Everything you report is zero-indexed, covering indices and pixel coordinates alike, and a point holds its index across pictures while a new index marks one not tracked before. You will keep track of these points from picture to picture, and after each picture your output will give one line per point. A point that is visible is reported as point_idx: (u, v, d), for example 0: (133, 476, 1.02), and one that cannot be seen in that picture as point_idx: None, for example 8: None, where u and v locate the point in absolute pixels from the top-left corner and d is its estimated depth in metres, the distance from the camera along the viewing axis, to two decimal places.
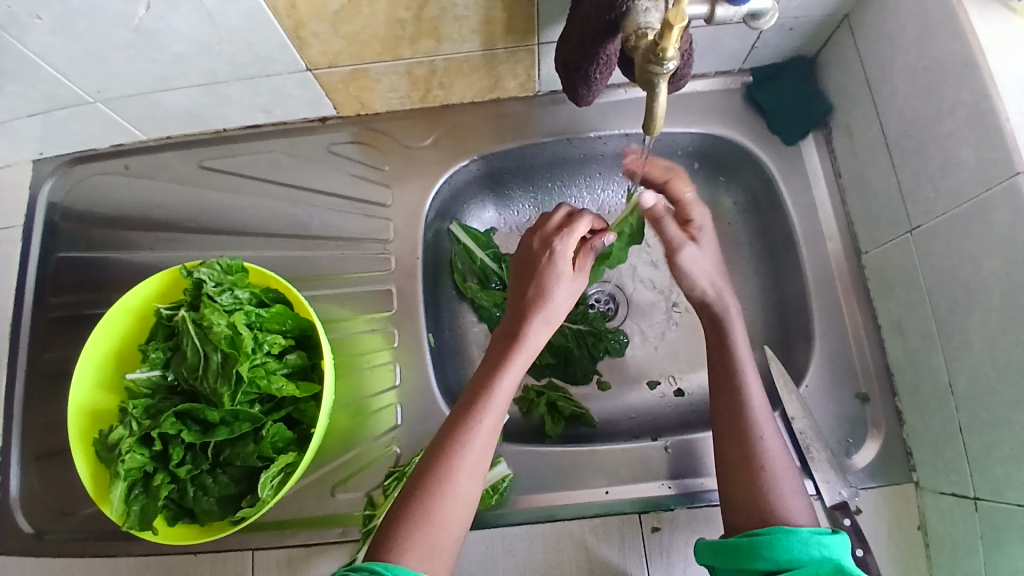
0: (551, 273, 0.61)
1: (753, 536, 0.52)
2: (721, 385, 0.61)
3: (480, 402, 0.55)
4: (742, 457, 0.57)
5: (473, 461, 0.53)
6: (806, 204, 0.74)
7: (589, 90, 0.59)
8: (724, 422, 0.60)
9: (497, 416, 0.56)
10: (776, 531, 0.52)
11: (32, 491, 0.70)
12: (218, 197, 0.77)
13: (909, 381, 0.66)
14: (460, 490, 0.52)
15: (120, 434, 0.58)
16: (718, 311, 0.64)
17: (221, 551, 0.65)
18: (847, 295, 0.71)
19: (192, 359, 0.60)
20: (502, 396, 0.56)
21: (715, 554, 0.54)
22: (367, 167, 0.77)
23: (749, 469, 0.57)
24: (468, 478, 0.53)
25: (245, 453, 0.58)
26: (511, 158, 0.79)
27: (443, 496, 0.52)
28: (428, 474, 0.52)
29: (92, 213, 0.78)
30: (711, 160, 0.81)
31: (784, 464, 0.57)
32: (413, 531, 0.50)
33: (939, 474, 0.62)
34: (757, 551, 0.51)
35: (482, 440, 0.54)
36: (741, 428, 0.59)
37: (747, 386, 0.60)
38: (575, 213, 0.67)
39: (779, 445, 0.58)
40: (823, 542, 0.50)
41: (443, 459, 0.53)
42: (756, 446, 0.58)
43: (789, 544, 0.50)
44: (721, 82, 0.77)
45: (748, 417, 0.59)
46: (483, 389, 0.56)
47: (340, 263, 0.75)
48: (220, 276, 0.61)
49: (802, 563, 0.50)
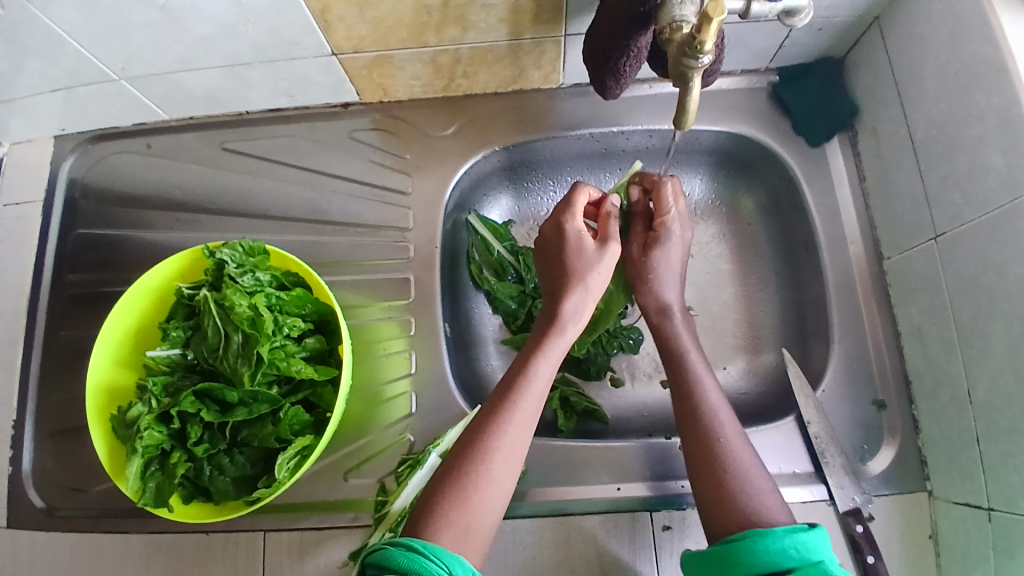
0: (584, 256, 0.63)
1: (731, 542, 0.50)
2: (675, 395, 0.61)
3: (518, 385, 0.56)
4: (703, 461, 0.56)
5: (510, 444, 0.53)
6: (829, 207, 0.73)
7: (616, 83, 0.58)
8: (687, 425, 0.58)
9: (533, 400, 0.55)
10: (753, 534, 0.49)
11: (46, 467, 0.71)
12: (238, 180, 0.78)
13: (927, 389, 0.65)
14: (496, 473, 0.51)
15: (139, 411, 0.59)
16: (662, 328, 0.66)
17: (234, 532, 0.65)
18: (867, 300, 0.71)
19: (213, 340, 0.60)
20: (540, 381, 0.57)
21: (698, 565, 0.51)
22: (387, 155, 0.77)
23: (714, 471, 0.55)
24: (503, 462, 0.52)
25: (263, 434, 0.58)
26: (533, 150, 0.78)
27: (478, 479, 0.51)
28: (465, 456, 0.52)
29: (112, 192, 0.79)
30: (735, 160, 0.80)
31: (747, 460, 0.55)
32: (448, 511, 0.49)
33: (954, 483, 0.61)
34: (736, 557, 0.48)
35: (518, 424, 0.53)
36: (703, 432, 0.57)
37: (701, 388, 0.60)
38: (575, 188, 0.67)
39: (742, 444, 0.57)
40: (799, 541, 0.48)
41: (480, 441, 0.52)
42: (717, 449, 0.56)
43: (765, 547, 0.48)
44: (746, 80, 0.77)
45: (704, 418, 0.58)
46: (520, 373, 0.57)
47: (358, 250, 0.75)
48: (242, 257, 0.62)
49: (780, 564, 0.47)
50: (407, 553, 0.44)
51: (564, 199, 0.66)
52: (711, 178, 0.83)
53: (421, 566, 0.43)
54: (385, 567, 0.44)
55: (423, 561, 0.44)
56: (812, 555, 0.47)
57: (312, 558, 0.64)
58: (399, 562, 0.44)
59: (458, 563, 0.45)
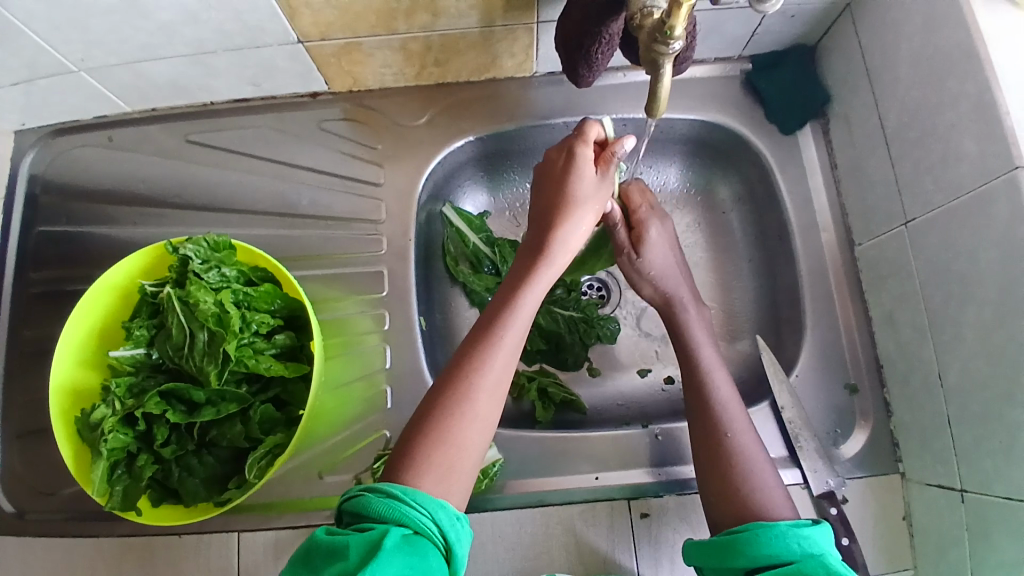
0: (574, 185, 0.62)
1: (734, 533, 0.50)
2: (684, 372, 0.62)
3: (502, 316, 0.55)
4: (709, 447, 0.57)
5: (493, 380, 0.52)
6: (802, 194, 0.74)
7: (589, 71, 0.57)
8: (693, 401, 0.60)
9: (517, 332, 0.55)
10: (756, 526, 0.49)
11: (13, 471, 0.69)
12: (205, 173, 0.75)
13: (898, 373, 0.66)
14: (479, 411, 0.51)
15: (103, 414, 0.57)
16: (676, 317, 0.67)
17: (206, 533, 0.64)
18: (840, 287, 0.71)
19: (178, 338, 0.59)
20: (525, 315, 0.56)
21: (699, 553, 0.52)
22: (358, 145, 0.76)
23: (719, 462, 0.55)
24: (487, 400, 0.51)
25: (232, 433, 0.58)
26: (508, 139, 0.77)
27: (462, 418, 0.50)
28: (447, 395, 0.51)
29: (75, 186, 0.76)
30: (709, 149, 0.80)
31: (755, 459, 0.56)
32: (429, 453, 0.48)
33: (926, 465, 0.63)
34: (738, 547, 0.49)
35: (502, 358, 0.53)
36: (713, 421, 0.58)
37: (711, 378, 0.61)
38: (587, 122, 0.64)
39: (750, 439, 0.57)
40: (801, 535, 0.48)
41: (462, 380, 0.51)
42: (723, 446, 0.56)
43: (766, 538, 0.48)
44: (720, 68, 0.77)
45: (709, 398, 0.59)
46: (505, 306, 0.56)
47: (331, 243, 0.73)
48: (207, 253, 0.60)
49: (783, 557, 0.47)
50: (386, 500, 0.44)
51: (578, 130, 0.63)
52: (686, 167, 0.83)
53: (402, 514, 0.43)
54: (363, 514, 0.44)
55: (404, 509, 0.44)
56: (813, 548, 0.47)
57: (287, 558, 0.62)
58: (379, 509, 0.43)
59: (440, 508, 0.45)
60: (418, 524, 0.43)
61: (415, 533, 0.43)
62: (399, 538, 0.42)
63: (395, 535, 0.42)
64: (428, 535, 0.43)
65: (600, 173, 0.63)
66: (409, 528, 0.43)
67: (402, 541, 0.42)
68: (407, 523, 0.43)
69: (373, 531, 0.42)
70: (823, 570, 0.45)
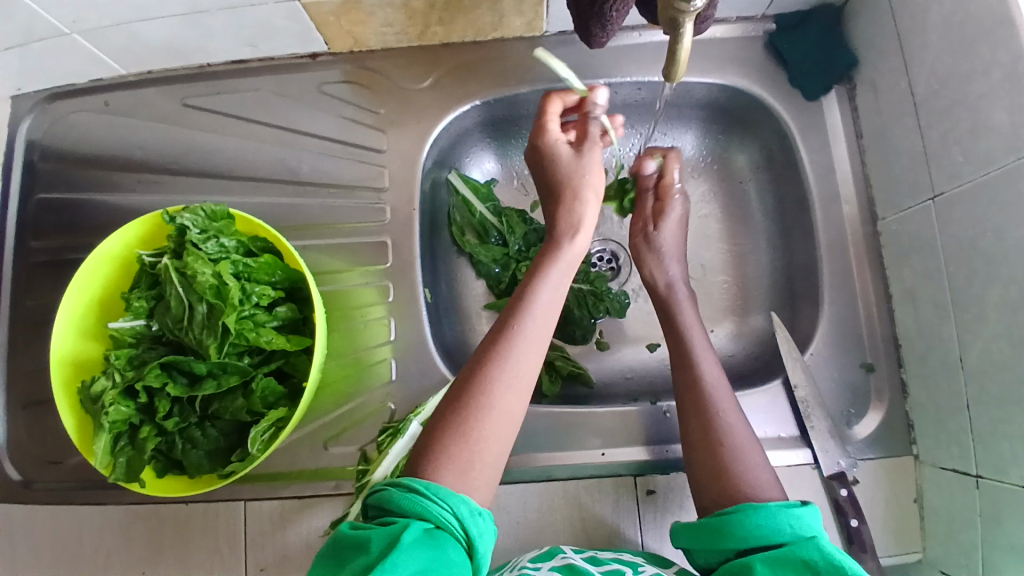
0: (567, 165, 0.60)
1: (723, 514, 0.49)
2: (676, 364, 0.59)
3: (520, 309, 0.52)
4: (701, 433, 0.54)
5: (513, 373, 0.49)
6: (824, 164, 0.70)
7: (603, 31, 0.52)
8: (685, 397, 0.57)
9: (538, 324, 0.52)
10: (746, 507, 0.48)
11: (19, 440, 0.69)
12: (203, 138, 0.73)
13: (916, 353, 0.64)
14: (500, 403, 0.48)
15: (103, 386, 0.57)
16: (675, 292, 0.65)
17: (213, 503, 0.64)
18: (859, 262, 0.69)
19: (177, 310, 0.58)
20: (543, 307, 0.53)
21: (687, 535, 0.50)
22: (360, 110, 0.73)
23: (709, 447, 0.53)
24: (508, 395, 0.49)
25: (234, 407, 0.57)
26: (517, 104, 0.74)
27: (481, 413, 0.48)
28: (467, 390, 0.49)
29: (72, 153, 0.74)
30: (727, 114, 0.77)
31: (745, 438, 0.54)
32: (450, 448, 0.46)
33: (941, 447, 0.61)
34: (727, 529, 0.47)
35: (522, 352, 0.50)
36: (701, 417, 0.55)
37: (698, 364, 0.58)
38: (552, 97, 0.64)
39: (737, 419, 0.55)
40: (792, 515, 0.47)
41: (482, 372, 0.49)
42: (711, 425, 0.54)
43: (756, 520, 0.47)
44: (741, 28, 0.72)
45: (702, 393, 0.56)
46: (524, 298, 0.53)
47: (333, 212, 0.71)
48: (205, 222, 0.58)
49: (773, 538, 0.46)
50: (409, 495, 0.43)
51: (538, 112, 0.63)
52: (703, 134, 0.79)
53: (424, 510, 0.43)
54: (387, 508, 0.43)
55: (426, 503, 0.43)
56: (804, 530, 0.46)
57: (293, 527, 0.63)
58: (401, 504, 0.43)
59: (462, 503, 0.44)
60: (439, 518, 0.43)
61: (436, 528, 0.42)
62: (420, 532, 0.41)
63: (416, 530, 0.41)
64: (449, 529, 0.43)
65: (578, 144, 0.62)
66: (430, 522, 0.42)
67: (423, 535, 0.41)
68: (429, 517, 0.42)
69: (394, 524, 0.42)
70: (819, 555, 0.44)
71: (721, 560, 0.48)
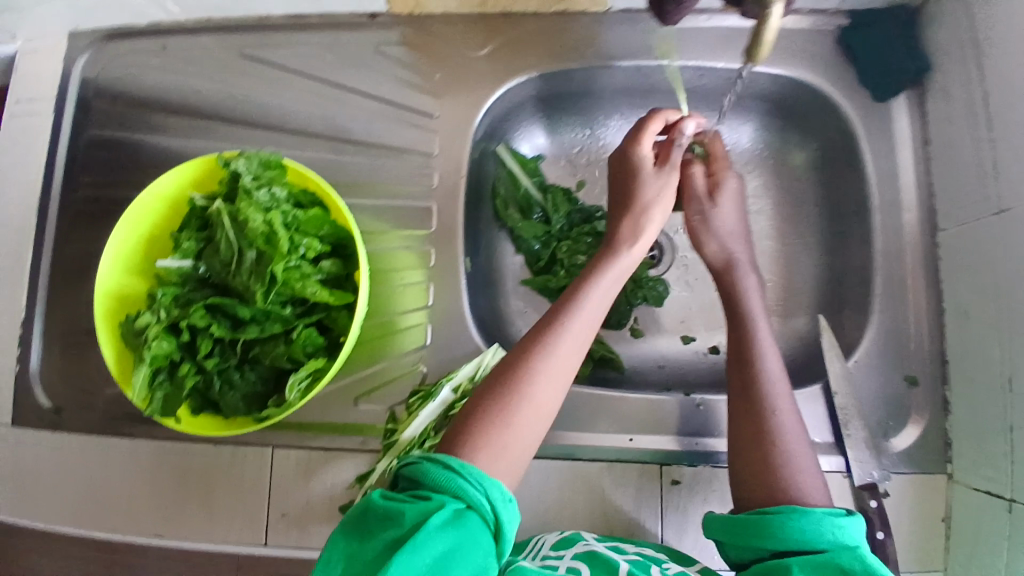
0: (639, 183, 0.61)
1: (764, 514, 0.47)
2: (735, 356, 0.57)
3: (569, 304, 0.53)
4: (751, 429, 0.53)
5: (553, 366, 0.49)
6: (886, 168, 0.68)
7: (676, 10, 0.52)
8: (738, 393, 0.55)
9: (587, 325, 0.52)
10: (789, 510, 0.47)
11: (53, 368, 0.71)
12: (256, 89, 0.73)
13: (964, 371, 0.62)
14: (537, 392, 0.48)
15: (148, 321, 0.58)
16: (734, 284, 0.62)
17: (242, 446, 0.65)
18: (914, 272, 0.66)
19: (226, 254, 0.58)
20: (595, 309, 0.53)
21: (723, 529, 0.49)
22: (413, 72, 0.72)
23: (757, 446, 0.52)
24: (547, 385, 0.49)
25: (275, 352, 0.58)
26: (572, 80, 0.73)
27: (518, 400, 0.48)
28: (508, 375, 0.49)
29: (125, 93, 0.75)
30: (788, 109, 0.74)
31: (798, 440, 0.52)
32: (485, 429, 0.46)
33: (979, 469, 0.59)
34: (768, 529, 0.46)
35: (566, 348, 0.50)
36: (756, 415, 0.53)
37: (763, 360, 0.56)
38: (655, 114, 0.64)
39: (793, 420, 0.53)
40: (837, 525, 0.46)
41: (523, 361, 0.49)
42: (767, 423, 0.53)
43: (799, 527, 0.46)
44: (812, 21, 0.70)
45: (759, 389, 0.54)
46: (575, 297, 0.53)
47: (379, 172, 0.71)
48: (258, 170, 0.58)
49: (814, 545, 0.45)
50: (443, 471, 0.43)
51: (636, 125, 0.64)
52: (761, 127, 0.77)
53: (458, 487, 0.42)
54: (421, 481, 0.43)
55: (460, 483, 0.42)
56: (846, 539, 0.45)
57: (318, 477, 0.64)
58: (436, 479, 0.43)
59: (494, 486, 0.43)
60: (472, 499, 0.42)
61: (468, 507, 0.42)
62: (450, 513, 0.41)
63: (445, 512, 0.41)
64: (480, 510, 0.42)
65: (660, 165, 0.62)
66: (462, 502, 0.42)
67: (452, 516, 0.41)
68: (462, 496, 0.42)
69: (427, 500, 0.41)
70: (860, 565, 0.43)
71: (754, 557, 0.47)
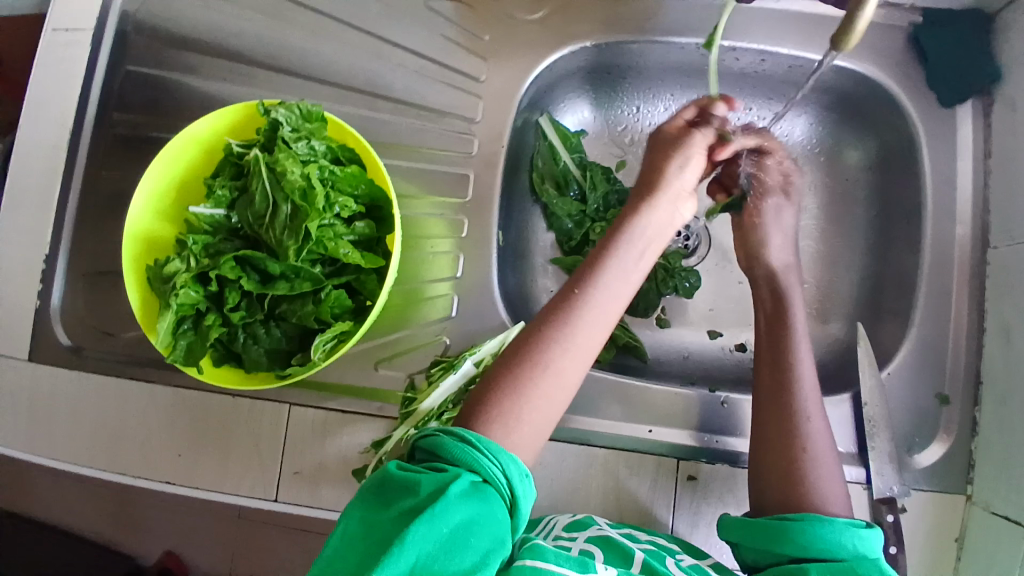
0: (675, 157, 0.58)
1: (785, 519, 0.47)
2: (770, 359, 0.56)
3: (594, 278, 0.51)
4: (780, 436, 0.52)
5: (575, 344, 0.48)
6: (945, 175, 0.64)
7: None
8: (768, 397, 0.54)
9: (609, 301, 0.50)
10: (811, 518, 0.46)
11: (75, 305, 0.71)
12: (298, 36, 0.70)
13: (998, 394, 0.60)
14: (557, 368, 0.48)
15: (176, 268, 0.57)
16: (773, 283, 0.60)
17: (260, 400, 0.65)
18: (959, 288, 0.64)
19: (260, 206, 0.57)
20: (618, 286, 0.51)
21: (741, 529, 0.49)
22: (461, 31, 0.69)
23: (783, 454, 0.51)
24: (569, 363, 0.48)
25: (303, 312, 0.57)
26: (627, 54, 0.70)
27: (536, 374, 0.47)
28: (529, 348, 0.48)
29: (164, 31, 0.73)
30: (848, 104, 0.71)
31: (824, 450, 0.51)
32: (504, 400, 0.46)
33: (1002, 494, 0.58)
34: (788, 535, 0.46)
35: (589, 326, 0.49)
36: (787, 421, 0.52)
37: (797, 364, 0.55)
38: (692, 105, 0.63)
39: (822, 429, 0.52)
40: (859, 536, 0.46)
41: (545, 335, 0.48)
42: (794, 431, 0.52)
43: (822, 535, 0.45)
44: (885, 14, 0.66)
45: (791, 395, 0.53)
46: (598, 273, 0.51)
47: (419, 134, 0.68)
48: (298, 121, 0.57)
49: (835, 554, 0.45)
50: (459, 444, 0.43)
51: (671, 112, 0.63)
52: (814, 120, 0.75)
53: (474, 460, 0.42)
54: (438, 453, 0.43)
55: (476, 455, 0.42)
56: (866, 551, 0.46)
57: (333, 435, 0.64)
58: (452, 451, 0.42)
59: (511, 463, 0.43)
60: (487, 472, 0.42)
61: (484, 481, 0.42)
62: (467, 485, 0.41)
63: (463, 482, 0.41)
64: (496, 484, 0.42)
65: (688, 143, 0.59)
66: (479, 475, 0.42)
67: (469, 488, 0.41)
68: (478, 470, 0.42)
69: (445, 471, 0.41)
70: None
71: (772, 561, 0.47)
